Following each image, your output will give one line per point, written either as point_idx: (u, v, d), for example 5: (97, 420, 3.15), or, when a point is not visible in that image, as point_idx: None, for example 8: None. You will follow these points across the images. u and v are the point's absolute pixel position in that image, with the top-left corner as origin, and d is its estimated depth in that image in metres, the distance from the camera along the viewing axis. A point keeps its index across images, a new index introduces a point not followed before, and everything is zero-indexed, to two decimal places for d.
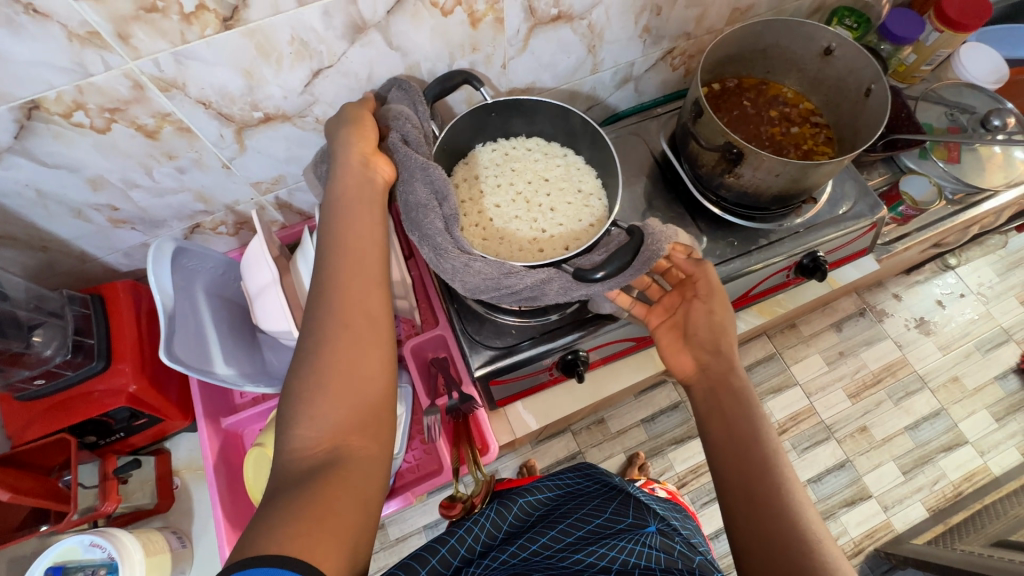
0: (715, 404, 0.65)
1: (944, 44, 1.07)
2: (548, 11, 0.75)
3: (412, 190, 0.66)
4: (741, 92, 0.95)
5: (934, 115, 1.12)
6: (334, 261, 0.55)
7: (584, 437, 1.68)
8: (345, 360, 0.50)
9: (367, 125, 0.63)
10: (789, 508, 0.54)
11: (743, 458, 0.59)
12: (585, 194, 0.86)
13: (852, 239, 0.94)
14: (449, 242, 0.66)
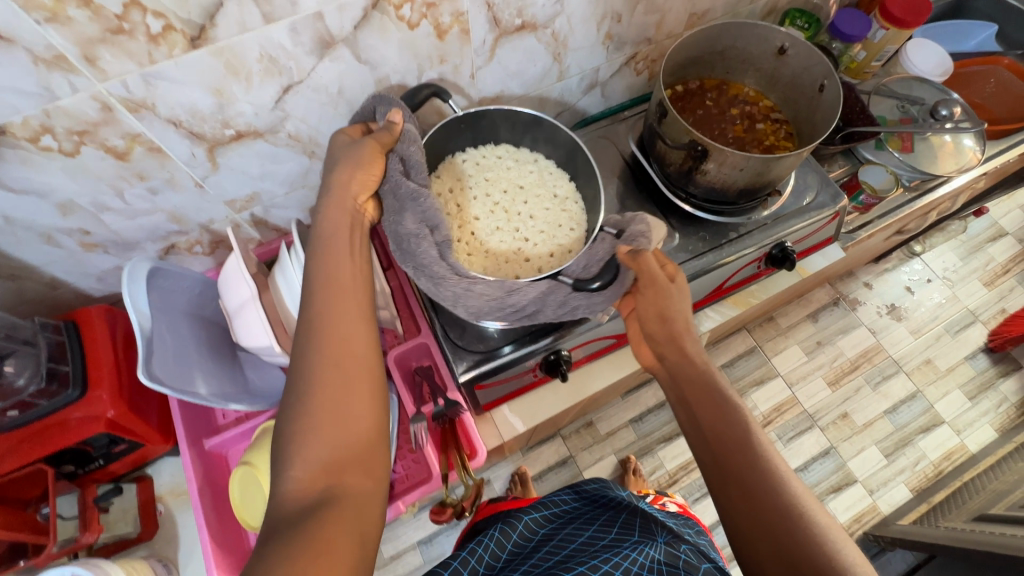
0: (685, 391, 0.68)
1: (891, 40, 1.13)
2: (512, 21, 0.77)
3: (401, 218, 0.65)
4: (703, 93, 0.99)
5: (886, 107, 1.18)
6: (315, 297, 0.55)
7: (574, 440, 1.69)
8: (335, 395, 0.50)
9: (353, 156, 0.62)
10: (773, 480, 0.55)
11: (719, 440, 0.61)
12: (561, 198, 0.89)
13: (817, 228, 0.98)
14: (445, 269, 0.67)
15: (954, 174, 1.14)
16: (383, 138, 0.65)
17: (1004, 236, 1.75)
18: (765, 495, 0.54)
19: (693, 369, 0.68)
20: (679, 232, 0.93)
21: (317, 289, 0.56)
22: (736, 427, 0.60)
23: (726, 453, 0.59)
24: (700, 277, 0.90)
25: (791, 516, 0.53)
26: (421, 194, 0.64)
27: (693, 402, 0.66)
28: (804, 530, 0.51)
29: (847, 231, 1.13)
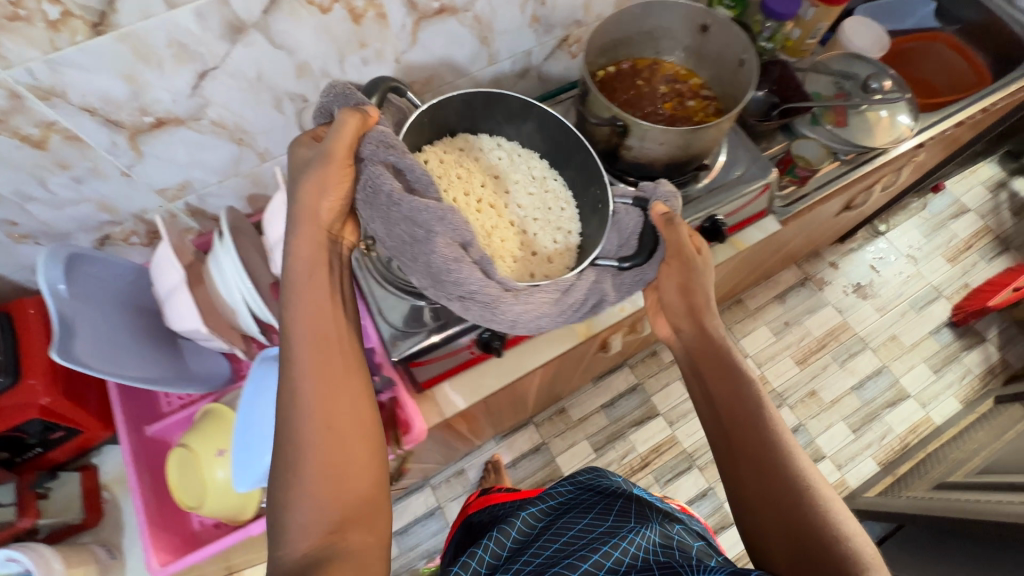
0: (702, 371, 0.74)
1: (822, 18, 1.15)
2: (429, 5, 0.79)
3: (433, 244, 0.62)
4: (634, 74, 1.01)
5: (821, 85, 1.20)
6: (302, 359, 0.62)
7: (547, 428, 1.70)
8: (334, 458, 0.58)
9: (325, 184, 0.62)
10: (782, 460, 0.63)
11: (738, 418, 0.68)
12: (540, 179, 0.93)
13: (750, 201, 1.00)
14: (493, 287, 0.67)
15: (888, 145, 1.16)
16: (349, 140, 0.62)
17: (965, 213, 1.84)
18: (778, 473, 0.62)
19: (709, 350, 0.74)
20: None
21: (299, 344, 0.63)
22: (751, 409, 0.67)
23: (745, 430, 0.66)
24: None
25: (801, 497, 0.60)
26: (444, 218, 0.60)
27: (710, 380, 0.72)
28: (806, 504, 0.59)
29: (783, 205, 1.15)
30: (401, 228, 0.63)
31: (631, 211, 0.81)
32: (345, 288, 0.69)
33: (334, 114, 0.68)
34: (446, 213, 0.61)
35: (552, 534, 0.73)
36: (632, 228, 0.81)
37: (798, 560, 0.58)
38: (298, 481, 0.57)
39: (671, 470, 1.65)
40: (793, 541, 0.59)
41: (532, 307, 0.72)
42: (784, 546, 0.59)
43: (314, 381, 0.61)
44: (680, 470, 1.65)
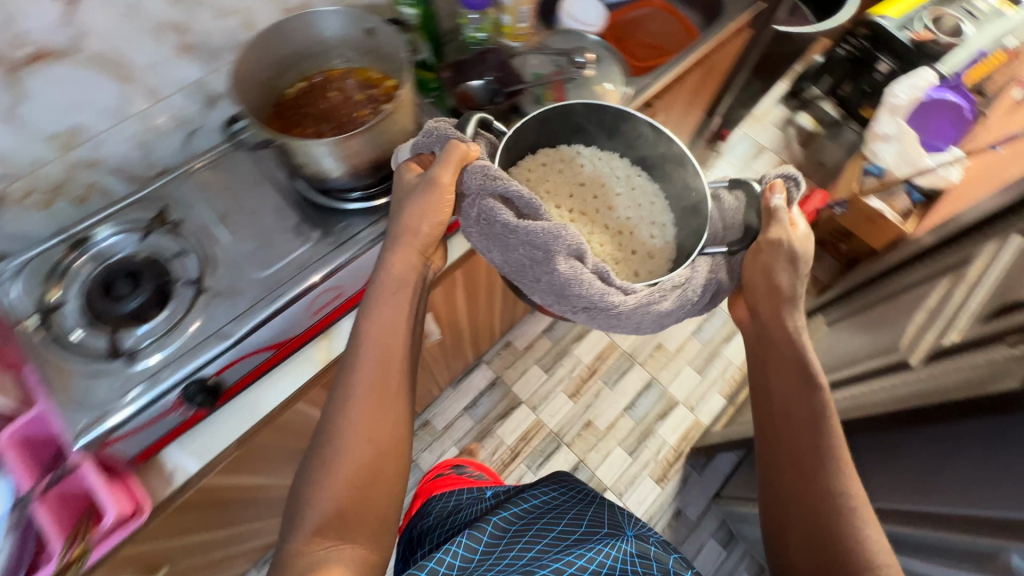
0: (773, 379, 0.92)
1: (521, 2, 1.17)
2: (15, 53, 0.72)
3: (557, 266, 0.83)
4: (327, 85, 1.00)
5: (537, 65, 1.24)
6: (370, 373, 0.86)
7: (415, 443, 1.97)
8: (364, 463, 0.81)
9: (431, 206, 0.86)
10: (825, 465, 0.84)
11: (793, 423, 0.88)
12: (625, 177, 1.10)
13: None
14: (609, 291, 0.85)
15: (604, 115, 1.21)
16: (452, 174, 0.84)
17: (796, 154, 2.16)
18: (817, 478, 0.83)
19: (785, 361, 0.90)
20: (319, 228, 0.96)
21: (371, 364, 0.86)
22: (804, 418, 0.87)
23: (790, 437, 0.88)
24: (343, 267, 0.94)
25: (835, 496, 0.82)
26: (553, 251, 0.83)
27: (773, 381, 0.92)
28: (833, 500, 0.82)
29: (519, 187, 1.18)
30: (524, 253, 0.85)
31: (739, 195, 0.95)
32: (416, 300, 0.92)
33: (434, 150, 0.88)
34: (557, 236, 0.82)
35: (526, 538, 1.02)
36: (736, 214, 0.95)
37: (811, 554, 0.82)
38: (336, 472, 0.80)
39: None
40: (806, 526, 0.83)
41: (654, 315, 0.89)
42: (799, 524, 0.85)
43: (366, 414, 0.84)
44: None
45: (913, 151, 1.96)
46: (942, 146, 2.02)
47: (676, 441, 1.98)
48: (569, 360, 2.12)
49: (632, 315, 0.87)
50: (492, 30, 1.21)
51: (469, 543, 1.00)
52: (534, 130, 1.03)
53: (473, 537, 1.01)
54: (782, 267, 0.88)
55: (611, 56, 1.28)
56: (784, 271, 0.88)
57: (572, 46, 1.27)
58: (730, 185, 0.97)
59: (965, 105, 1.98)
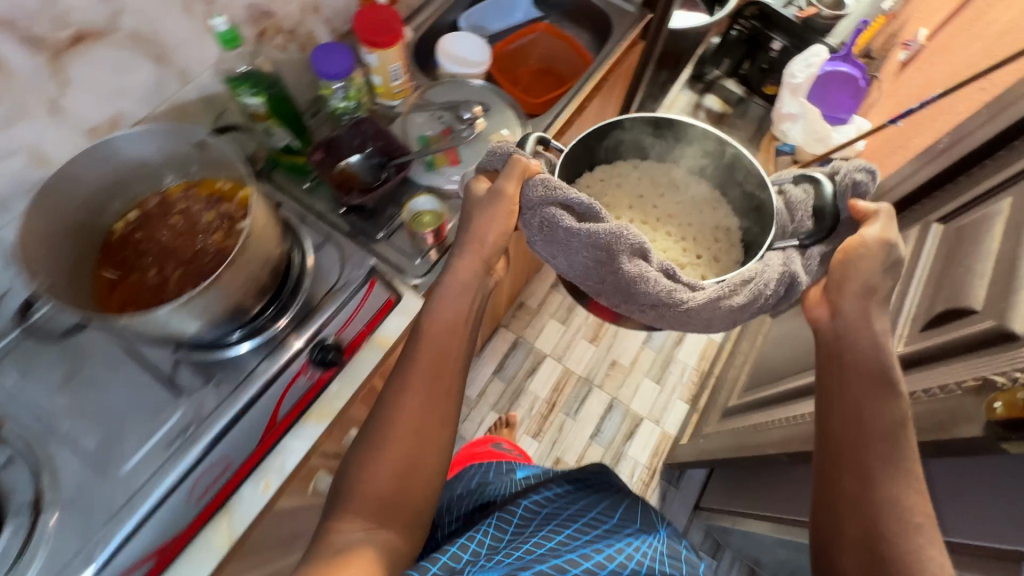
0: (837, 369, 0.75)
1: (389, 61, 1.05)
2: None
3: (622, 261, 0.81)
4: (167, 210, 0.83)
5: (421, 127, 1.10)
6: (412, 378, 0.81)
7: None
8: (406, 472, 0.76)
9: (502, 216, 0.85)
10: (898, 484, 0.67)
11: (861, 437, 0.70)
12: (682, 185, 1.14)
13: (359, 304, 0.89)
14: (663, 283, 0.82)
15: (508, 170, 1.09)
16: (512, 178, 0.83)
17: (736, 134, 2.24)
18: (878, 490, 0.66)
19: (857, 353, 0.74)
20: (189, 390, 0.79)
21: (421, 369, 0.82)
22: (880, 430, 0.70)
23: (860, 447, 0.70)
24: (225, 433, 0.77)
25: (899, 508, 0.65)
26: (616, 246, 0.80)
27: (845, 385, 0.74)
28: (895, 522, 0.64)
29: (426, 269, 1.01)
30: (586, 249, 0.83)
31: (803, 190, 0.87)
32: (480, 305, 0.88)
33: (497, 168, 0.90)
34: (625, 232, 0.80)
35: (549, 527, 0.86)
36: (799, 211, 0.86)
37: (861, 561, 0.65)
38: (382, 460, 0.76)
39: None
40: (849, 541, 0.66)
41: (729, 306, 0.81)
42: (850, 536, 0.67)
43: (427, 408, 0.80)
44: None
45: (818, 125, 2.01)
46: (844, 116, 2.03)
47: (648, 459, 1.93)
48: (526, 397, 2.02)
49: (705, 308, 0.82)
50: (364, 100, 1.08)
51: (496, 533, 0.86)
52: (585, 150, 1.05)
53: (494, 527, 0.87)
54: (881, 272, 0.75)
55: (503, 102, 1.15)
56: (871, 266, 0.75)
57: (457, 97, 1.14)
58: (801, 180, 0.89)
59: (856, 73, 1.95)
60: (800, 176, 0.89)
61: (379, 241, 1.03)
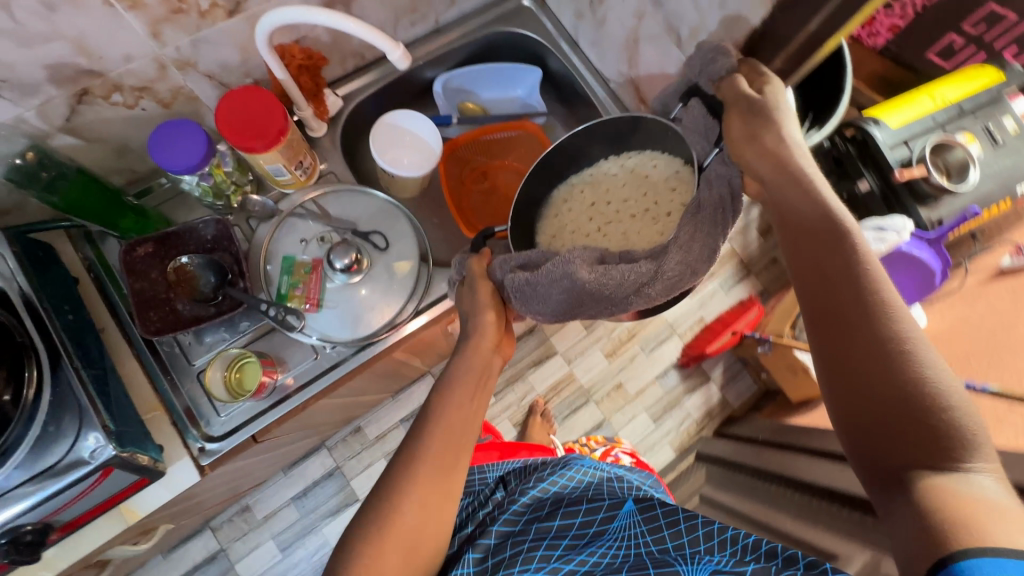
0: (791, 240, 0.59)
1: (262, 161, 0.79)
2: None
3: (582, 274, 0.66)
4: None
5: (294, 243, 0.88)
6: (440, 417, 0.68)
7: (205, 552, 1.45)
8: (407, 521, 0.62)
9: (487, 310, 0.73)
10: (895, 341, 0.50)
11: (833, 303, 0.54)
12: (621, 168, 0.84)
13: (76, 496, 0.68)
14: (630, 271, 0.66)
15: (374, 337, 0.86)
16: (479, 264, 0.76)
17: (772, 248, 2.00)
18: (868, 361, 0.50)
19: (795, 197, 0.59)
20: None
21: (438, 427, 0.68)
22: (843, 273, 0.54)
23: (837, 312, 0.53)
24: None
25: (896, 353, 0.49)
26: (572, 268, 0.66)
27: (794, 248, 0.59)
28: (911, 396, 0.48)
29: (226, 437, 0.82)
30: (550, 285, 0.68)
31: (693, 106, 0.69)
32: (493, 385, 0.74)
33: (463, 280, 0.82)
34: (571, 256, 0.67)
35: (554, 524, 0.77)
36: (698, 121, 0.69)
37: (877, 438, 0.49)
38: (382, 543, 0.61)
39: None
40: (863, 442, 0.50)
41: (687, 251, 0.65)
42: (864, 412, 0.50)
43: (443, 454, 0.66)
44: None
45: None
46: None
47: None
48: None
49: (684, 269, 0.66)
50: (235, 190, 0.85)
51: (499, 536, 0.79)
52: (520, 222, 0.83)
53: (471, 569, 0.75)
54: (764, 94, 0.61)
55: (410, 240, 0.91)
56: (744, 113, 0.61)
57: (357, 217, 0.90)
58: (687, 99, 0.70)
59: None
60: (687, 93, 0.70)
61: (192, 373, 0.86)
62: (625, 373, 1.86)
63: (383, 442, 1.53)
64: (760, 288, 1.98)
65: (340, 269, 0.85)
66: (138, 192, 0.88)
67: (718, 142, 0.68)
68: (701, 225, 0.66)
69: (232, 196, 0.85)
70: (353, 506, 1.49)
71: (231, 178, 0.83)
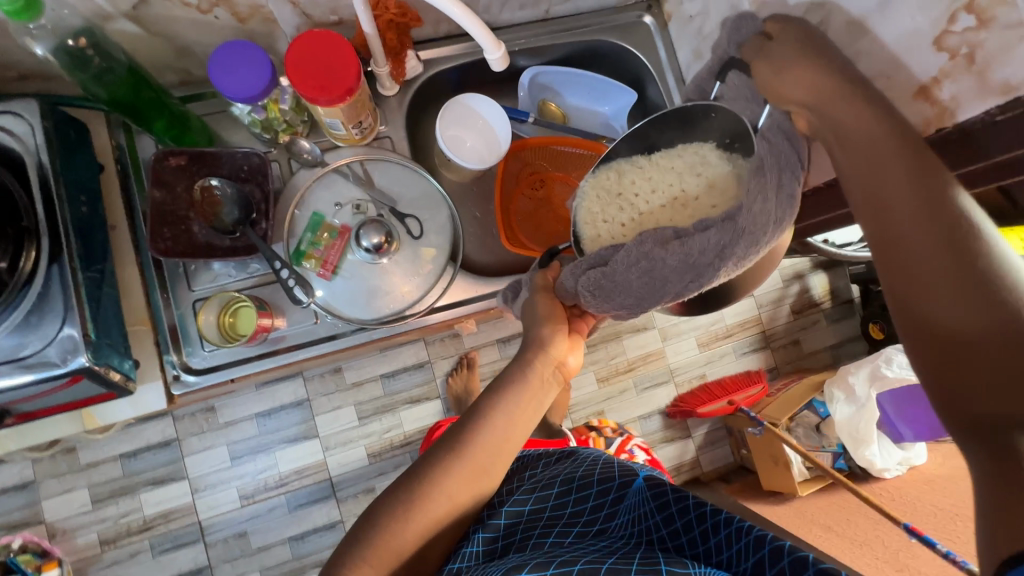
0: (852, 173, 0.51)
1: (325, 113, 0.74)
2: None
3: (664, 255, 0.60)
4: None
5: (327, 202, 0.84)
6: (490, 413, 0.72)
7: (184, 424, 1.35)
8: (432, 514, 0.69)
9: (550, 315, 0.74)
10: (971, 281, 0.44)
11: (895, 248, 0.48)
12: (651, 160, 0.74)
13: (44, 393, 0.67)
14: (708, 237, 0.58)
15: (377, 324, 0.82)
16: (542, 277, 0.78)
17: (797, 326, 1.91)
18: (944, 311, 0.45)
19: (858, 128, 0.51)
20: None
21: (489, 419, 0.72)
22: (911, 210, 0.47)
23: (901, 256, 0.47)
24: None
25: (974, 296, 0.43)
26: (646, 249, 0.61)
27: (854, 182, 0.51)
28: (995, 346, 0.42)
29: (203, 372, 0.80)
30: (626, 273, 0.62)
31: (733, 81, 0.64)
32: (551, 397, 0.75)
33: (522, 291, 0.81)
34: (642, 238, 0.62)
35: (567, 510, 0.76)
36: (744, 93, 0.64)
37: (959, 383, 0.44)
38: (410, 521, 0.67)
39: (269, 506, 1.36)
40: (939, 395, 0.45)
41: (772, 215, 0.57)
42: (943, 357, 0.44)
43: (495, 455, 0.72)
44: (306, 502, 1.38)
45: (865, 425, 1.56)
46: (909, 436, 1.55)
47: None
48: None
49: (764, 235, 0.57)
50: (285, 129, 0.81)
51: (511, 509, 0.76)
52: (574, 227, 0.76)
53: (479, 548, 0.72)
54: (784, 45, 0.57)
55: (445, 237, 0.86)
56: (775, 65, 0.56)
57: (399, 193, 0.86)
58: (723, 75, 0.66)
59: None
60: (723, 68, 0.66)
61: (187, 297, 0.81)
62: (615, 404, 1.75)
63: (359, 390, 1.42)
64: (772, 364, 1.90)
65: (364, 244, 0.81)
66: (186, 95, 0.83)
67: (766, 102, 0.62)
68: (778, 178, 0.57)
69: (279, 134, 0.81)
70: (314, 440, 1.39)
71: (285, 117, 0.79)
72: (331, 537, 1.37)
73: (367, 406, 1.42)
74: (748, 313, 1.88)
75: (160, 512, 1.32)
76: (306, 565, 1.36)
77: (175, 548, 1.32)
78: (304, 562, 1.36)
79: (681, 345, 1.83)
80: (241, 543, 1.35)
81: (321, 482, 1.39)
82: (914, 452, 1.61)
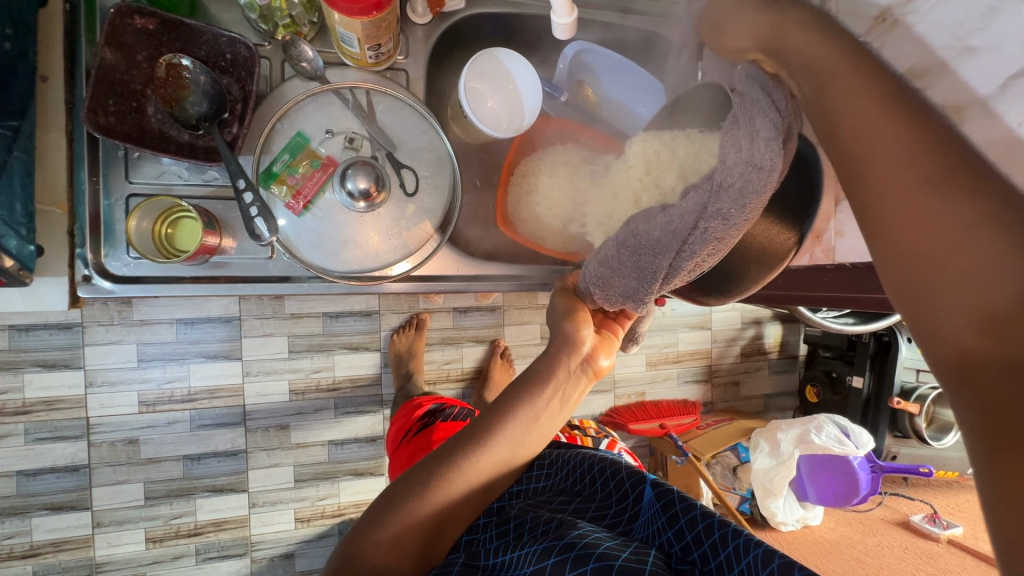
0: (810, 98, 0.47)
1: (339, 22, 0.62)
2: None
3: (648, 227, 0.55)
4: None
5: (317, 125, 0.72)
6: (508, 417, 0.68)
7: (92, 309, 1.17)
8: (419, 511, 0.63)
9: (568, 314, 0.70)
10: (931, 190, 0.38)
11: (855, 173, 0.43)
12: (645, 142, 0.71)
13: None
14: (685, 203, 0.51)
15: (340, 277, 0.72)
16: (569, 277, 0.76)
17: (741, 366, 1.95)
18: (908, 231, 0.38)
19: (815, 55, 0.47)
20: None
21: (496, 421, 0.69)
22: (866, 126, 0.42)
23: (862, 175, 0.42)
24: None
25: (929, 219, 0.37)
26: (634, 225, 0.57)
27: (813, 106, 0.46)
28: (969, 257, 0.35)
29: (120, 280, 0.68)
30: (620, 253, 0.58)
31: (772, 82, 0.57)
32: (578, 394, 0.73)
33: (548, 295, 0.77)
34: (634, 219, 0.58)
35: (583, 510, 0.69)
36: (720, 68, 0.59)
37: (939, 319, 0.37)
38: (405, 509, 0.63)
39: (170, 419, 1.23)
40: (927, 340, 0.38)
41: (747, 161, 0.46)
42: (921, 292, 0.38)
43: (514, 449, 0.69)
44: (211, 424, 1.26)
45: (779, 480, 1.61)
46: (813, 497, 1.62)
47: (346, 503, 1.36)
48: None
49: (749, 185, 0.46)
50: (286, 25, 0.68)
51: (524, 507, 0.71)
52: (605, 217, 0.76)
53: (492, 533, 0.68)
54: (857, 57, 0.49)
55: (440, 203, 0.77)
56: (814, 74, 0.47)
57: (405, 140, 0.75)
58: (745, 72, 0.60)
59: (859, 469, 1.51)
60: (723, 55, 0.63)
61: (126, 190, 0.68)
62: None
63: (296, 323, 1.29)
64: (708, 399, 1.93)
65: (349, 185, 0.71)
66: None
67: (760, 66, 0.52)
68: (752, 125, 0.46)
69: (278, 28, 0.68)
70: (235, 361, 1.26)
71: (290, 10, 0.66)
72: (231, 465, 1.28)
73: (301, 341, 1.30)
74: (701, 344, 1.89)
75: (43, 399, 1.16)
76: (196, 487, 1.26)
77: (53, 439, 1.17)
78: (195, 484, 1.26)
79: (631, 359, 1.80)
80: (129, 451, 1.21)
81: (233, 407, 1.27)
82: (813, 513, 1.68)
